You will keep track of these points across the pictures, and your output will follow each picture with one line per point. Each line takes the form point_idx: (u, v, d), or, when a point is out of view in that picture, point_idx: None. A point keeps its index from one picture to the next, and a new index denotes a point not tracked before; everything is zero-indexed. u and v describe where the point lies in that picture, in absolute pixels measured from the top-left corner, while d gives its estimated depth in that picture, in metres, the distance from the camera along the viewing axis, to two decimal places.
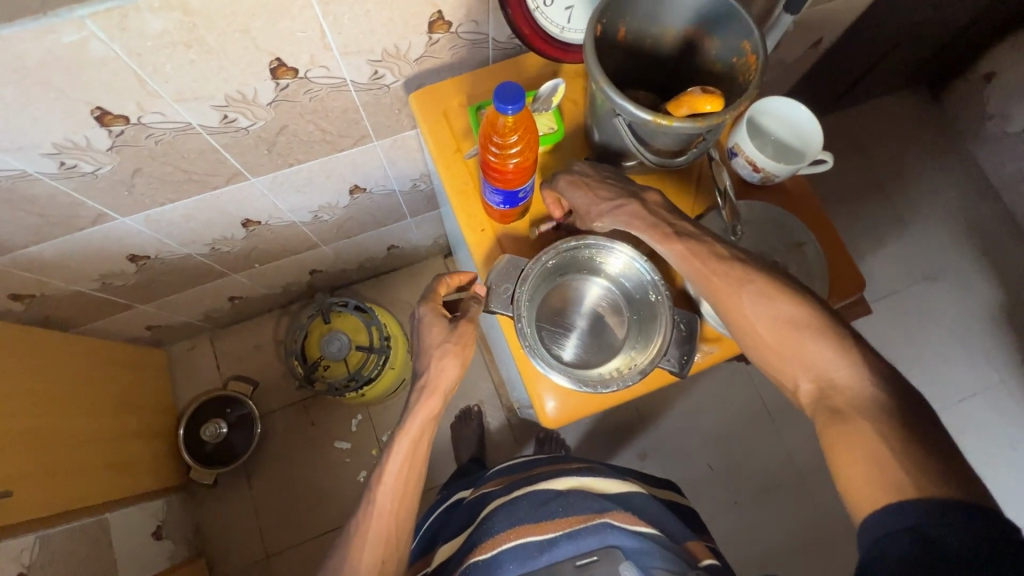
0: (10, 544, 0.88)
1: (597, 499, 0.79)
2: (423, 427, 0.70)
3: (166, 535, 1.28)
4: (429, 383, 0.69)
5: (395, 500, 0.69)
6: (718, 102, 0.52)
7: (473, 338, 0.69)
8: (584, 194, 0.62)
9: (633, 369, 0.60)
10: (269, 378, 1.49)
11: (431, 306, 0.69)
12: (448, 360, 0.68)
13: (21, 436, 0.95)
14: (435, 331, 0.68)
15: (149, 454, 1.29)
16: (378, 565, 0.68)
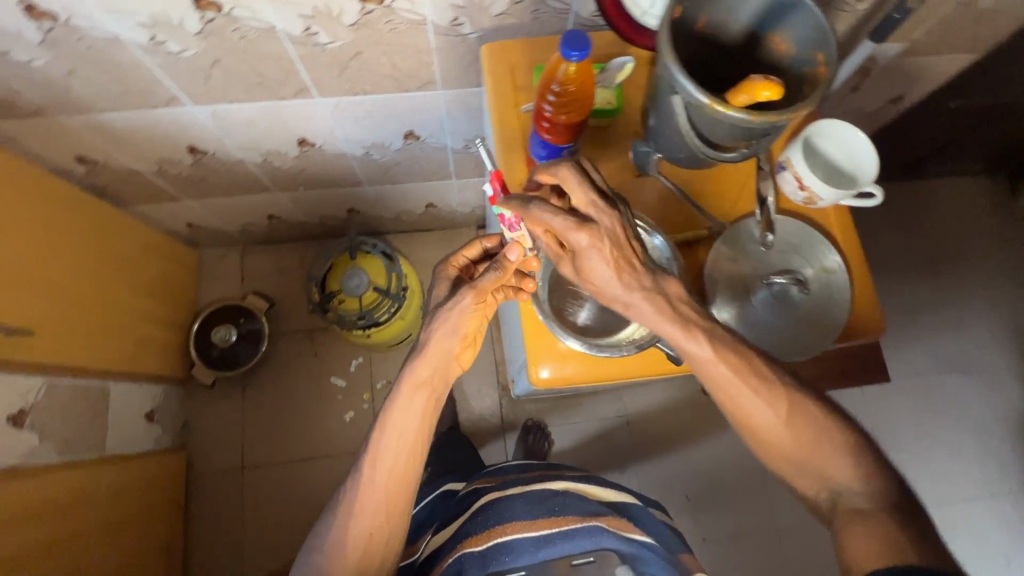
0: (21, 381, 0.95)
1: (593, 504, 0.81)
2: (417, 397, 0.67)
3: (156, 420, 1.34)
4: (424, 348, 0.67)
5: (388, 477, 0.67)
6: (776, 89, 0.52)
7: (475, 309, 0.66)
8: (613, 277, 0.57)
9: (631, 342, 0.65)
10: (286, 302, 1.54)
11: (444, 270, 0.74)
12: (451, 332, 0.67)
13: (51, 287, 1.02)
14: (439, 289, 0.72)
15: (160, 341, 1.35)
16: (366, 535, 0.67)
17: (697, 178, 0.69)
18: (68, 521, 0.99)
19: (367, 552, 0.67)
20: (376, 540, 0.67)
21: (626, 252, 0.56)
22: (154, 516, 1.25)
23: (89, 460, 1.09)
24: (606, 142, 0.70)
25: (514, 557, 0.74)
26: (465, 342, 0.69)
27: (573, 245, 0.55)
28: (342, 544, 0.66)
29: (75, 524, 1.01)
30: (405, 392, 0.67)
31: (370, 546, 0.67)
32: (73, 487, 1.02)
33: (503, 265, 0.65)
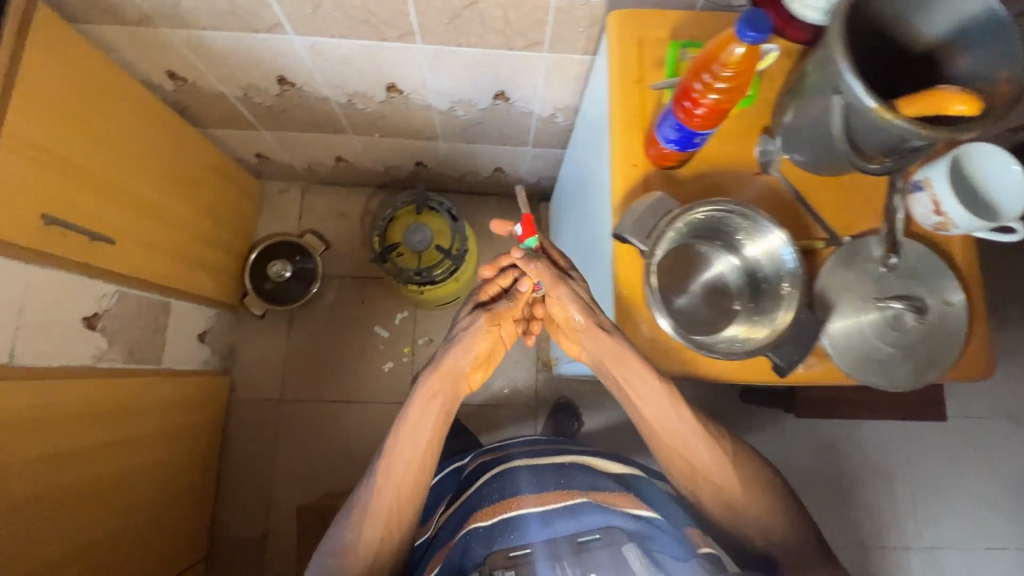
0: (97, 285, 0.98)
1: (598, 478, 0.80)
2: (433, 409, 0.77)
3: (207, 341, 1.38)
4: (436, 365, 0.77)
5: (398, 483, 0.75)
6: (971, 105, 0.48)
7: (489, 333, 0.77)
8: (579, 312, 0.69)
9: (739, 347, 0.58)
10: (340, 246, 1.55)
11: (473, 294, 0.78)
12: (463, 354, 0.77)
13: (129, 197, 1.03)
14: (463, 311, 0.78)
15: (219, 267, 1.38)
16: (377, 540, 0.74)
17: (822, 187, 0.65)
18: (123, 426, 1.04)
19: (379, 550, 0.74)
20: (387, 544, 0.75)
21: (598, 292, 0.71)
22: (196, 433, 1.30)
23: (147, 371, 1.13)
24: (733, 134, 0.66)
25: (521, 533, 0.74)
26: (475, 362, 0.79)
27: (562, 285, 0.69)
28: (354, 547, 0.74)
29: (129, 430, 1.06)
30: (418, 402, 0.77)
31: (381, 549, 0.74)
32: (129, 395, 1.05)
33: (517, 296, 0.76)
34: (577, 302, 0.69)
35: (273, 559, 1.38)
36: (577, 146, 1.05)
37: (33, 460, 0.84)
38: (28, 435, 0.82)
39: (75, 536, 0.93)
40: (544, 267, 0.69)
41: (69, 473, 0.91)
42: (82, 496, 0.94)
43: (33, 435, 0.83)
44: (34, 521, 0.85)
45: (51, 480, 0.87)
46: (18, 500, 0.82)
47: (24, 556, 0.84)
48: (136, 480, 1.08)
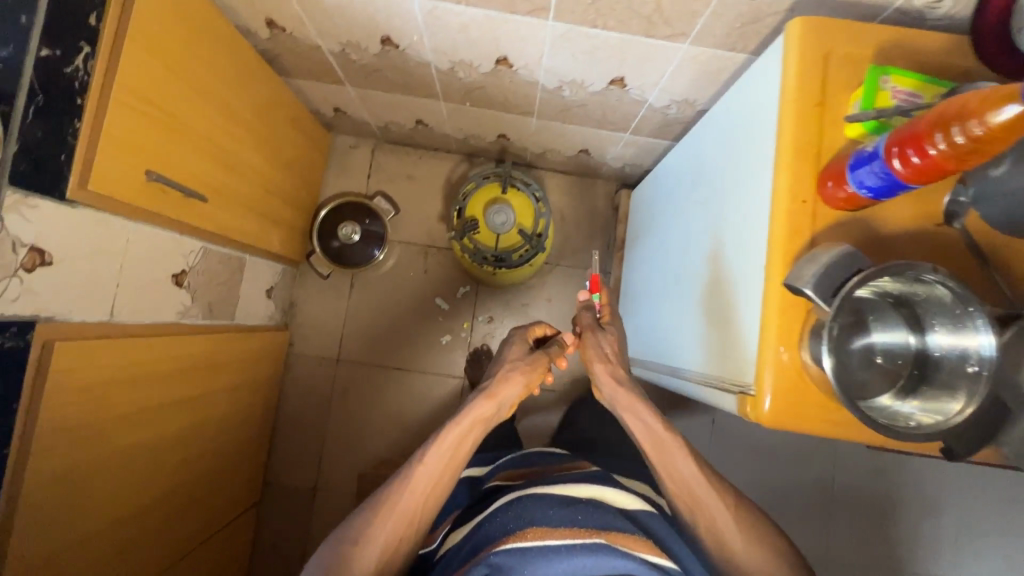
0: (184, 242, 0.95)
1: (617, 517, 0.75)
2: (473, 428, 0.81)
3: (272, 297, 1.37)
4: (491, 389, 0.85)
5: (426, 488, 0.77)
6: None
7: (540, 365, 0.89)
8: (599, 362, 0.89)
9: (908, 427, 0.52)
10: (407, 211, 1.51)
11: (521, 333, 0.97)
12: (517, 384, 0.87)
13: (219, 152, 0.99)
14: (515, 347, 0.93)
15: (289, 223, 1.35)
16: (391, 542, 0.74)
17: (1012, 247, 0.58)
18: (199, 382, 1.04)
19: (393, 550, 0.74)
20: (400, 547, 0.74)
21: (619, 348, 0.92)
22: (258, 387, 1.31)
23: (219, 327, 1.13)
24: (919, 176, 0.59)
25: (539, 567, 0.68)
26: (523, 391, 0.88)
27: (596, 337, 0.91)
28: (369, 544, 0.72)
29: (202, 385, 1.06)
30: (468, 418, 0.81)
31: (394, 550, 0.74)
32: (206, 352, 1.05)
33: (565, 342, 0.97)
34: (599, 351, 0.90)
35: (322, 510, 1.43)
36: (693, 146, 0.98)
37: (126, 414, 0.84)
38: (122, 390, 0.83)
39: (159, 485, 0.95)
40: (589, 316, 0.96)
41: (155, 426, 0.92)
42: (165, 448, 0.96)
43: (127, 390, 0.84)
44: (128, 471, 0.87)
45: (139, 436, 0.88)
46: (116, 450, 0.83)
47: (120, 504, 0.86)
48: (207, 433, 1.10)
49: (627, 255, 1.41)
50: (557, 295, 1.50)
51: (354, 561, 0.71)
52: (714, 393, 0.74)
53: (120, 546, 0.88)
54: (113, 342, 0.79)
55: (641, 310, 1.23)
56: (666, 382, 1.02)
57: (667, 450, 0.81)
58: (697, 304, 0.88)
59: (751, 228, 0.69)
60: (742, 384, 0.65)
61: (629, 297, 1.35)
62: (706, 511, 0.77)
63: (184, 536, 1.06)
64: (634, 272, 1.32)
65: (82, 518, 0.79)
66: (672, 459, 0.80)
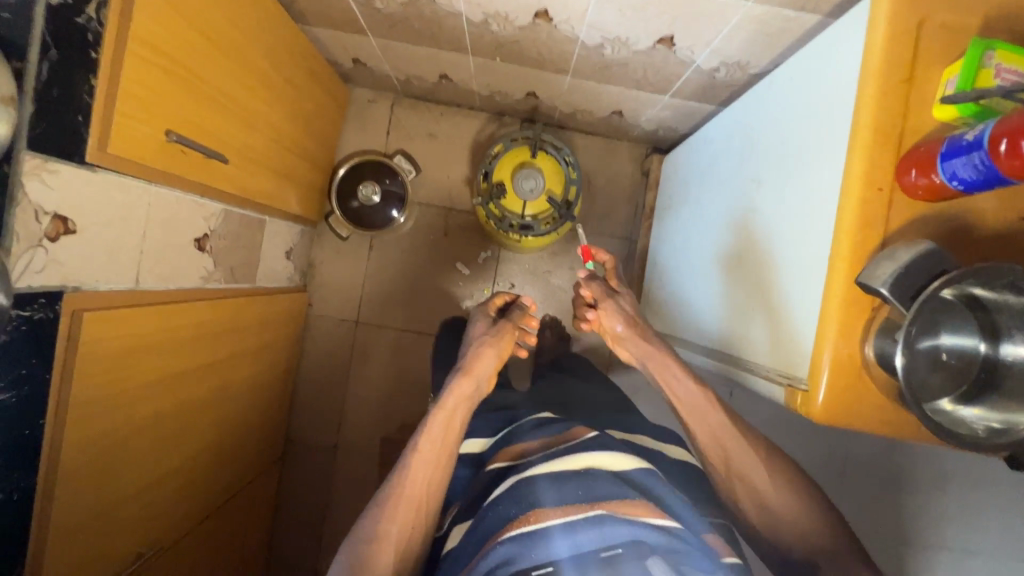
0: (205, 205, 0.92)
1: (618, 486, 0.71)
2: (457, 406, 0.90)
3: (292, 258, 1.35)
4: (467, 367, 0.95)
5: (427, 473, 0.81)
6: None
7: (505, 338, 1.01)
8: (622, 325, 0.91)
9: (974, 435, 0.50)
10: (427, 170, 1.46)
11: (482, 311, 1.09)
12: (491, 356, 0.98)
13: (237, 109, 0.93)
14: (479, 326, 1.05)
15: (308, 182, 1.30)
16: (406, 529, 0.76)
17: None
18: (223, 347, 1.04)
19: (409, 536, 0.77)
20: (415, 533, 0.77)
21: (641, 312, 0.93)
22: (279, 350, 1.31)
23: (241, 292, 1.11)
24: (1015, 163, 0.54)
25: (545, 550, 0.66)
26: (497, 366, 0.99)
27: (614, 303, 0.92)
28: (384, 535, 0.75)
29: (227, 350, 1.06)
30: (449, 399, 0.90)
31: (409, 536, 0.77)
32: (230, 316, 1.04)
33: (526, 306, 1.11)
34: (622, 314, 0.91)
35: (343, 467, 1.47)
36: (742, 114, 0.91)
37: (156, 380, 0.84)
38: (150, 358, 0.82)
39: (190, 447, 0.97)
40: (599, 285, 0.95)
41: (185, 391, 0.93)
42: (194, 412, 0.97)
43: (156, 357, 0.83)
44: (162, 434, 0.88)
45: (166, 402, 0.88)
46: (149, 415, 0.84)
47: (156, 467, 0.88)
48: (232, 396, 1.11)
49: (657, 223, 1.36)
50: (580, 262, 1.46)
51: (374, 553, 0.73)
52: (755, 381, 0.72)
53: (158, 505, 0.90)
54: (141, 310, 0.77)
55: (669, 282, 1.20)
56: (697, 358, 1.00)
57: (697, 403, 0.83)
58: (736, 286, 0.84)
59: (812, 214, 0.65)
60: (793, 376, 0.63)
61: (656, 268, 1.31)
62: (737, 466, 0.79)
63: (215, 492, 1.09)
64: (663, 242, 1.28)
65: (122, 480, 0.80)
66: (706, 411, 0.82)
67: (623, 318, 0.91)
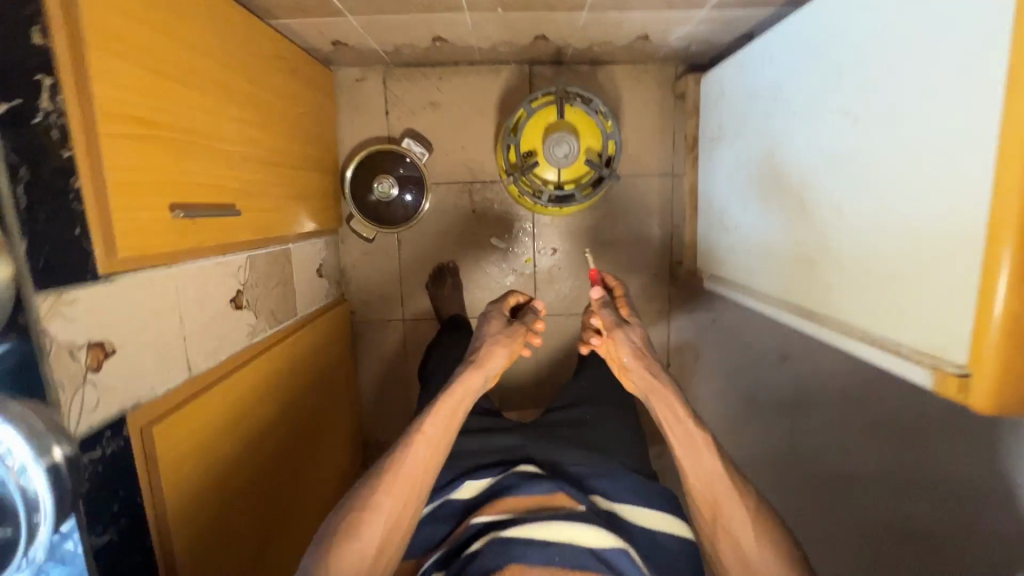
0: (230, 261, 0.85)
1: (590, 561, 0.70)
2: (465, 399, 0.86)
3: (325, 274, 1.28)
4: (477, 359, 0.89)
5: (423, 458, 0.80)
6: None
7: (520, 336, 0.91)
8: (631, 354, 0.84)
9: None
10: (438, 146, 1.33)
11: (496, 308, 0.98)
12: (502, 354, 0.90)
13: (230, 147, 0.83)
14: (491, 323, 0.95)
15: (319, 190, 1.21)
16: (393, 510, 0.77)
17: None
18: (287, 393, 1.00)
19: (397, 518, 0.77)
20: (402, 518, 0.77)
21: (650, 340, 0.86)
22: (337, 365, 1.29)
23: (290, 330, 1.07)
24: None
25: None
26: (508, 361, 0.92)
27: (625, 332, 0.85)
28: (372, 517, 0.75)
29: (291, 392, 1.02)
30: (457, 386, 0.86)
31: (398, 517, 0.77)
32: (286, 360, 1.01)
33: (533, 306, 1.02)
34: (631, 347, 0.84)
35: None
36: (811, 25, 0.76)
37: (240, 452, 0.83)
38: (225, 436, 0.78)
39: (285, 489, 0.98)
40: (610, 313, 0.88)
41: (268, 446, 0.92)
42: (281, 459, 0.97)
43: (234, 432, 0.81)
44: (261, 492, 0.89)
45: (252, 467, 0.86)
46: (246, 483, 0.84)
47: (263, 520, 0.89)
48: (308, 428, 1.10)
49: (704, 156, 1.22)
50: (622, 211, 1.36)
51: (362, 522, 0.75)
52: (876, 354, 0.64)
53: (274, 547, 0.94)
54: (206, 399, 0.74)
55: (732, 225, 1.08)
56: (776, 316, 0.91)
57: (693, 441, 0.78)
58: (830, 240, 0.73)
59: (947, 163, 0.53)
60: (938, 355, 0.55)
61: (711, 208, 1.19)
62: (724, 514, 0.76)
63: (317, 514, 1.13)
64: (717, 180, 1.15)
65: (231, 549, 0.80)
66: (695, 454, 0.78)
67: (634, 349, 0.84)
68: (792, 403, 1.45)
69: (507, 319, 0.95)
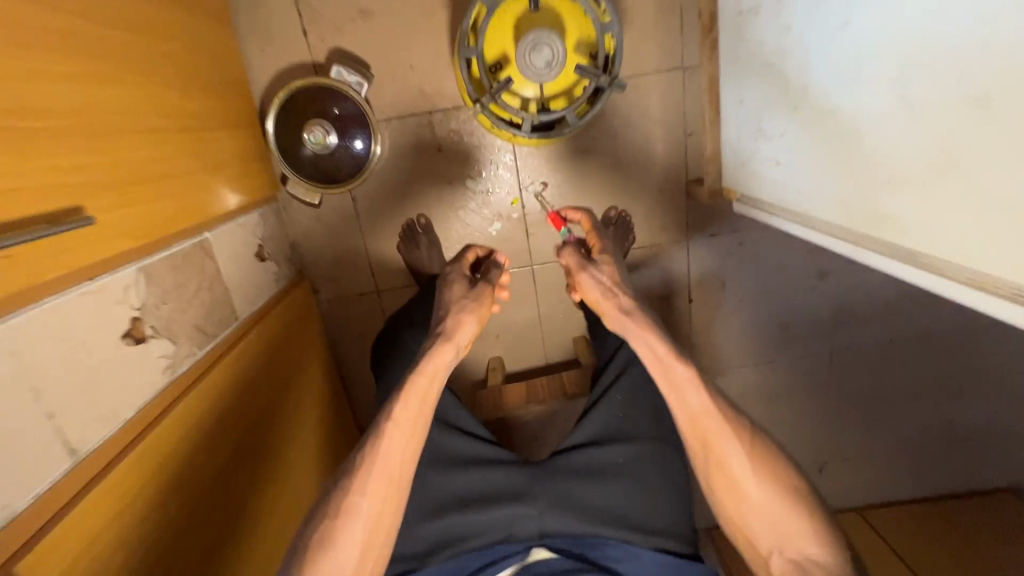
0: (111, 282, 0.61)
1: None
2: (437, 375, 0.73)
3: (268, 256, 1.03)
4: (447, 331, 0.75)
5: (402, 449, 0.68)
6: None
7: (487, 296, 0.80)
8: (598, 291, 0.80)
9: None
10: (380, 70, 1.03)
11: (455, 270, 0.85)
12: (471, 318, 0.78)
13: (59, 117, 0.56)
14: (454, 288, 0.81)
15: (232, 152, 0.94)
16: (375, 509, 0.65)
17: None
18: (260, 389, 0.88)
19: (381, 518, 0.65)
20: (386, 518, 0.66)
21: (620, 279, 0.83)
22: (313, 343, 1.11)
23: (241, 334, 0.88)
24: None
25: None
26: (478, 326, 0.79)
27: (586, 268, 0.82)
28: (350, 522, 0.63)
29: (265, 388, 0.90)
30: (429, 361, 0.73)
31: (380, 517, 0.65)
32: (235, 374, 0.82)
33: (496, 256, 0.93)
34: (598, 287, 0.80)
35: None
36: None
37: (185, 504, 0.68)
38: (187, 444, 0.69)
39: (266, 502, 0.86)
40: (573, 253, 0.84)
41: (232, 476, 0.78)
42: (254, 474, 0.84)
43: (170, 484, 0.66)
44: (229, 524, 0.76)
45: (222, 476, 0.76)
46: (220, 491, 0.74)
47: (240, 549, 0.78)
48: (290, 428, 0.97)
49: (725, 39, 0.94)
50: (622, 125, 1.09)
51: (337, 530, 0.63)
52: None
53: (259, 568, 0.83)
54: (106, 483, 0.56)
55: (773, 137, 0.84)
56: (837, 250, 0.73)
57: (678, 381, 0.74)
58: (960, 144, 0.51)
59: None
60: None
61: (741, 113, 0.93)
62: (720, 452, 0.72)
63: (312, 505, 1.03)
64: (752, 75, 0.87)
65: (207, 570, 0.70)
66: (680, 396, 0.74)
67: (598, 287, 0.80)
68: (827, 324, 1.28)
69: (469, 279, 0.83)
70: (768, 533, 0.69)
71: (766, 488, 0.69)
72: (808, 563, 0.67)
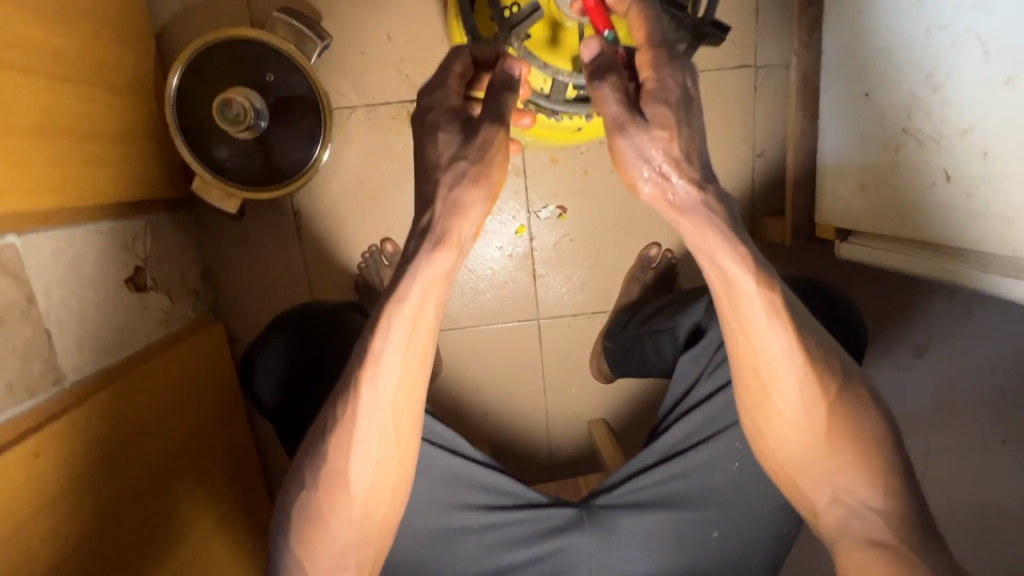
0: None
1: None
2: (429, 294, 0.42)
3: (154, 283, 0.69)
4: (442, 231, 0.41)
5: (382, 421, 0.45)
6: None
7: (502, 162, 0.41)
8: (645, 162, 0.40)
9: None
10: (345, 43, 0.75)
11: (439, 98, 0.42)
12: (467, 207, 0.41)
13: None
14: (441, 140, 0.41)
15: (105, 129, 0.62)
16: (367, 497, 0.46)
17: None
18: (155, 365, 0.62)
19: (371, 507, 0.47)
20: (379, 507, 0.47)
21: (694, 145, 0.40)
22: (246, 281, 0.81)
23: (162, 345, 0.68)
24: None
25: None
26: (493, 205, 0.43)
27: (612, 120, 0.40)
28: (328, 511, 0.46)
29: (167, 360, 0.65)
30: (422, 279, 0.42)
31: (368, 507, 0.47)
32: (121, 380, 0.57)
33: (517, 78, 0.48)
34: (643, 164, 0.40)
35: None
36: None
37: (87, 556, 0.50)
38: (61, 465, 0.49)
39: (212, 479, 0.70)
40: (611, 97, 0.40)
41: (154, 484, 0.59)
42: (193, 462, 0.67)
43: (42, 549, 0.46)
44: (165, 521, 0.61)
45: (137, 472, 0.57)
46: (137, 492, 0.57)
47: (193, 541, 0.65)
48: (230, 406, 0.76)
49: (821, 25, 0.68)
50: None
51: (321, 514, 0.46)
52: None
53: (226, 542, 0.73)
54: None
55: (946, 139, 0.51)
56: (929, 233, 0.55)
57: (736, 302, 0.44)
58: None
59: None
60: None
61: (866, 113, 0.60)
62: (775, 404, 0.47)
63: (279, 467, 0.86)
64: (896, 47, 0.54)
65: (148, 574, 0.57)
66: (744, 337, 0.45)
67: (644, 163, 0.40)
68: None
69: (467, 117, 0.42)
70: (817, 480, 0.48)
71: (817, 430, 0.47)
72: (862, 511, 0.47)
